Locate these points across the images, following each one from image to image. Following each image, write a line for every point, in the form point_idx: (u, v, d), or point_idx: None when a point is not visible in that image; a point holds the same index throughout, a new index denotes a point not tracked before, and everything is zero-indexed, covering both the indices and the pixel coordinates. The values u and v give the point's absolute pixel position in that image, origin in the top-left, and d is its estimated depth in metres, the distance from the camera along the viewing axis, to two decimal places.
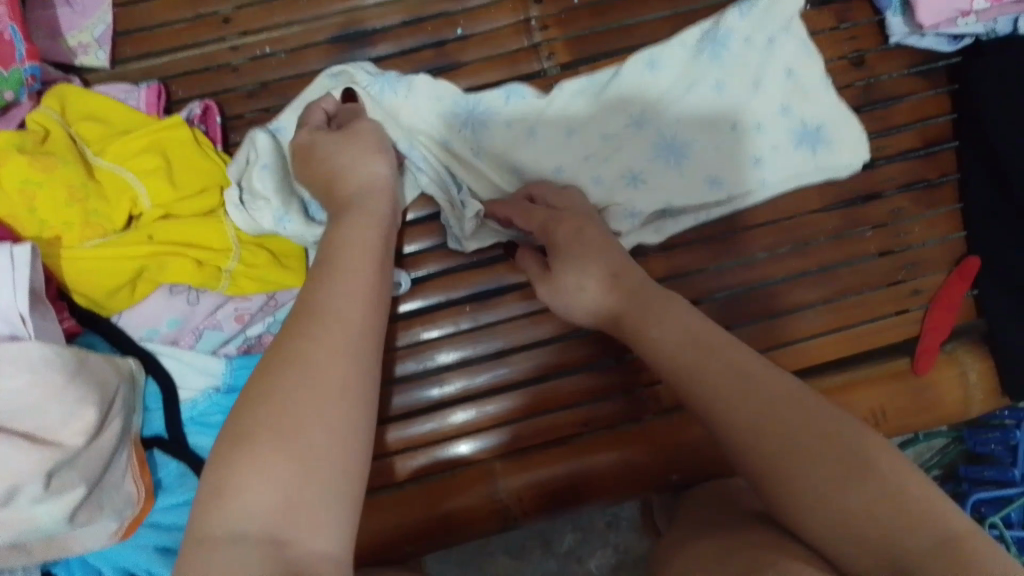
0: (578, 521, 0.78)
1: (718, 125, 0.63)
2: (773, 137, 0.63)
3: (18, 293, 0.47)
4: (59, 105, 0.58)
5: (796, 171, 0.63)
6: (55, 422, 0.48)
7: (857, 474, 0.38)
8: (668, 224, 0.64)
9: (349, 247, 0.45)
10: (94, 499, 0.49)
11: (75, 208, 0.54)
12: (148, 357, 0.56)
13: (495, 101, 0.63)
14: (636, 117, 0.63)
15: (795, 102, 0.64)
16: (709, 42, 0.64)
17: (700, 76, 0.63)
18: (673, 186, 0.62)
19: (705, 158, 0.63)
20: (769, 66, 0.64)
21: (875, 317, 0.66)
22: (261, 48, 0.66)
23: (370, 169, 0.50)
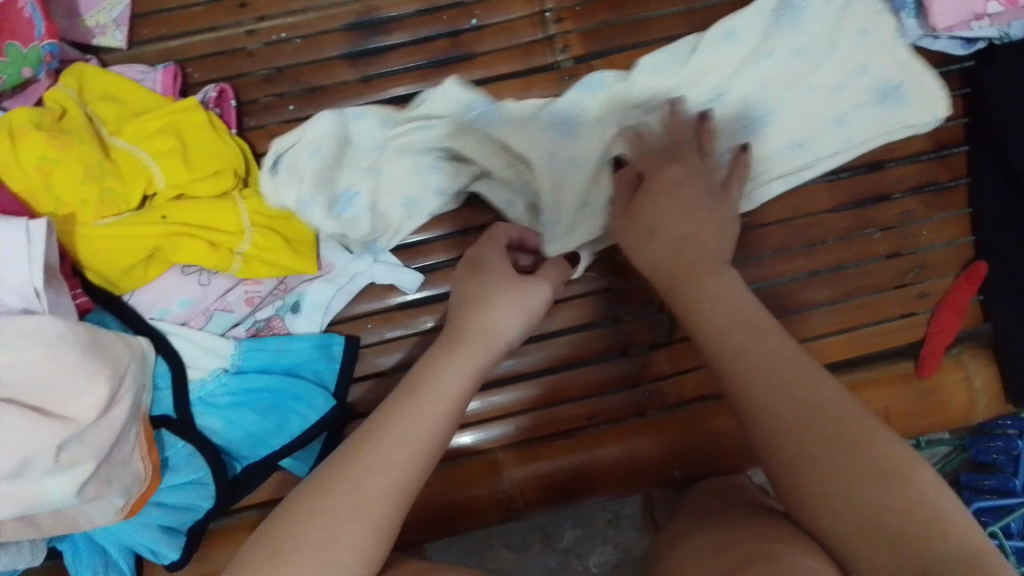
0: (579, 518, 0.78)
1: (800, 90, 0.64)
2: (854, 97, 0.63)
3: (33, 268, 0.47)
4: (76, 83, 0.59)
5: (879, 130, 0.63)
6: (66, 395, 0.47)
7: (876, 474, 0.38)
8: (758, 192, 0.63)
9: (443, 390, 0.44)
10: (103, 475, 0.49)
11: (90, 186, 0.54)
12: (159, 335, 0.56)
13: (579, 100, 0.62)
14: (714, 91, 0.63)
15: (872, 59, 0.64)
16: (788, 7, 0.64)
17: (779, 44, 0.64)
18: (758, 157, 0.63)
19: (792, 124, 0.63)
20: (843, 30, 0.64)
21: (882, 319, 0.66)
22: (277, 34, 0.66)
23: (493, 311, 0.48)
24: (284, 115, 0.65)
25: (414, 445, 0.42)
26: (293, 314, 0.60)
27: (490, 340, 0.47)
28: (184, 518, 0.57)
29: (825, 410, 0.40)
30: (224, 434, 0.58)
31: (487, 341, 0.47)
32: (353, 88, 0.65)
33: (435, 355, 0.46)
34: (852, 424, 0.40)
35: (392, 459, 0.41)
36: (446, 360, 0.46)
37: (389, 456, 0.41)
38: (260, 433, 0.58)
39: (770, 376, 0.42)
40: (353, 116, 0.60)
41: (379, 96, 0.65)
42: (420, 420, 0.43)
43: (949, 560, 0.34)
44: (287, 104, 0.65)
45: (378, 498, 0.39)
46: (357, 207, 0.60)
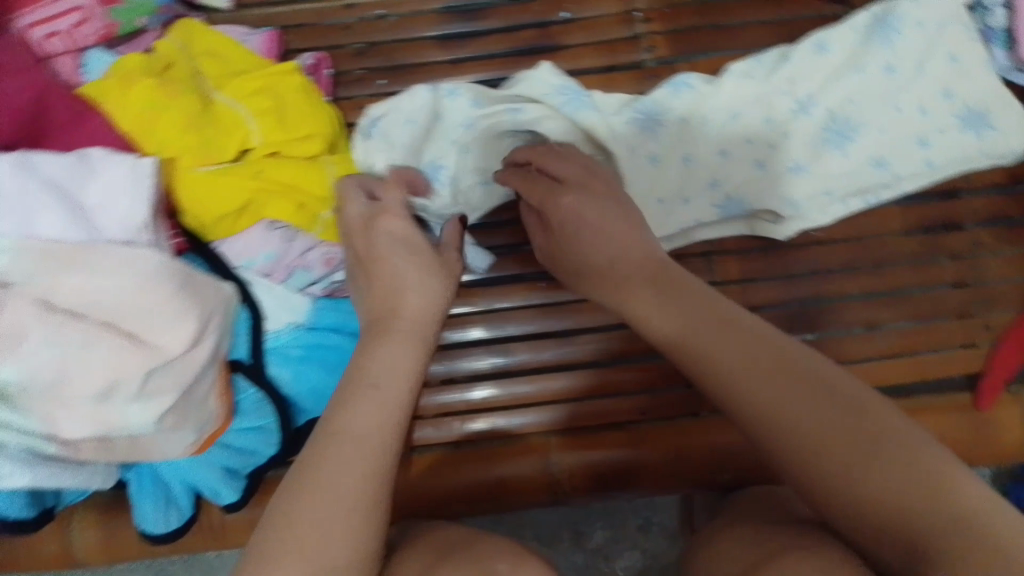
0: (612, 519, 0.80)
1: (883, 109, 0.66)
2: (937, 120, 0.66)
3: (138, 204, 0.49)
4: (185, 37, 0.61)
5: (959, 154, 0.66)
6: (159, 326, 0.50)
7: (861, 456, 0.37)
8: (833, 207, 0.66)
9: (390, 370, 0.45)
10: (181, 409, 0.52)
11: (193, 134, 0.56)
12: (242, 284, 0.59)
13: (666, 98, 0.66)
14: (802, 101, 0.67)
15: (957, 85, 0.66)
16: (882, 26, 0.67)
17: (870, 62, 0.67)
18: (837, 169, 0.66)
19: (872, 142, 0.66)
20: (932, 53, 0.67)
21: (942, 347, 0.66)
22: (376, 10, 0.68)
23: (429, 282, 0.51)
24: (373, 89, 0.67)
25: (374, 436, 0.42)
26: None
27: (420, 323, 0.49)
28: (245, 462, 0.59)
29: (785, 388, 0.39)
30: (291, 386, 0.60)
31: (423, 321, 0.49)
32: (442, 69, 0.67)
33: (377, 342, 0.47)
34: (816, 409, 0.38)
35: (355, 456, 0.40)
36: (391, 346, 0.47)
37: (350, 450, 0.41)
38: (325, 390, 0.60)
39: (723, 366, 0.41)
40: (447, 93, 0.64)
41: (465, 78, 0.67)
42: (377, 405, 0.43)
43: (936, 523, 0.34)
44: (377, 78, 0.67)
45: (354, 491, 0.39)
46: (442, 179, 0.63)
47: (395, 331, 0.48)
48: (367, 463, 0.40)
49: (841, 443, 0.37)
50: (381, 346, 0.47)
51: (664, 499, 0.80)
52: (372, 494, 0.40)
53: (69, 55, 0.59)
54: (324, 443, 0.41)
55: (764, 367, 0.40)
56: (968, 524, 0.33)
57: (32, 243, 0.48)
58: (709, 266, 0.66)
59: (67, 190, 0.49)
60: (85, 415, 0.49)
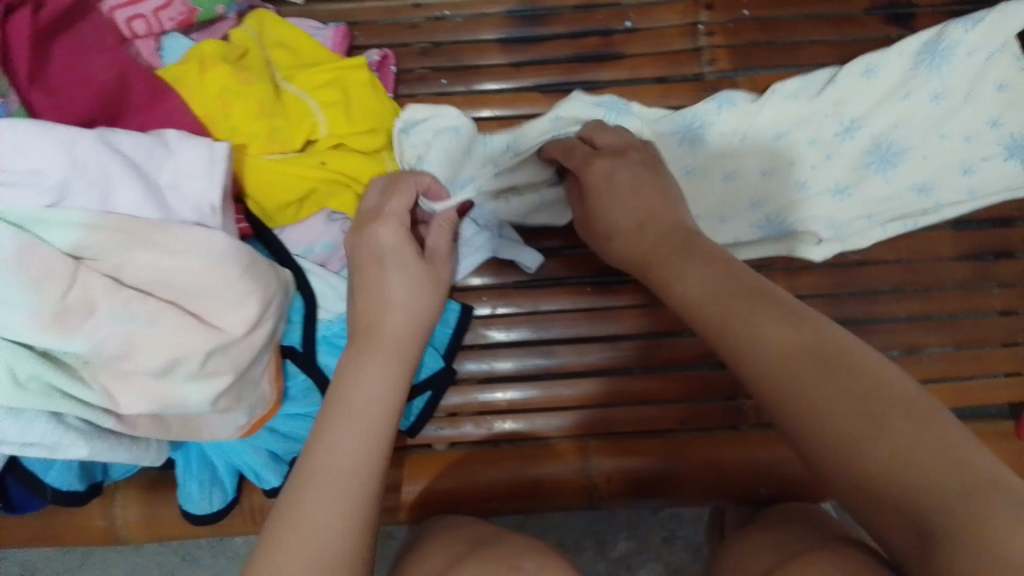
0: (637, 529, 0.80)
1: (927, 136, 0.66)
2: (982, 148, 0.65)
3: (213, 186, 0.50)
4: (258, 27, 0.64)
5: (1004, 184, 0.65)
6: (222, 308, 0.51)
7: (864, 429, 0.35)
8: (874, 232, 0.65)
9: (367, 389, 0.46)
10: (235, 391, 0.53)
11: (265, 122, 0.57)
12: (299, 271, 0.59)
13: (708, 112, 0.66)
14: (847, 123, 0.66)
15: (1005, 114, 0.65)
16: (930, 53, 0.66)
17: (917, 87, 0.66)
18: (879, 194, 0.65)
19: (916, 168, 0.65)
20: (982, 81, 0.66)
21: (987, 374, 0.66)
22: (442, 11, 0.69)
23: (411, 295, 0.51)
24: (436, 88, 0.68)
25: (357, 454, 0.44)
26: None
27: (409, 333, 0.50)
28: (289, 448, 0.60)
29: (786, 367, 0.39)
30: None
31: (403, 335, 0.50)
32: (503, 71, 0.68)
33: (357, 359, 0.48)
34: (826, 387, 0.37)
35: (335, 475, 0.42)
36: (370, 363, 0.48)
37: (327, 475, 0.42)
38: None
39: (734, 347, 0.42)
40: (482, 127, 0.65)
41: (526, 82, 0.68)
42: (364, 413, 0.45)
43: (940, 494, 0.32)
44: (440, 78, 0.68)
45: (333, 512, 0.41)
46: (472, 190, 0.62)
47: (381, 344, 0.49)
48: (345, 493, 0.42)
49: (845, 417, 0.36)
50: (360, 364, 0.48)
51: (691, 512, 0.80)
52: (349, 514, 0.41)
53: (148, 39, 0.59)
54: (299, 485, 0.42)
55: (779, 347, 0.40)
56: (973, 492, 0.32)
57: (108, 216, 0.48)
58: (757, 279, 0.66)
59: (143, 167, 0.50)
60: (145, 391, 0.49)
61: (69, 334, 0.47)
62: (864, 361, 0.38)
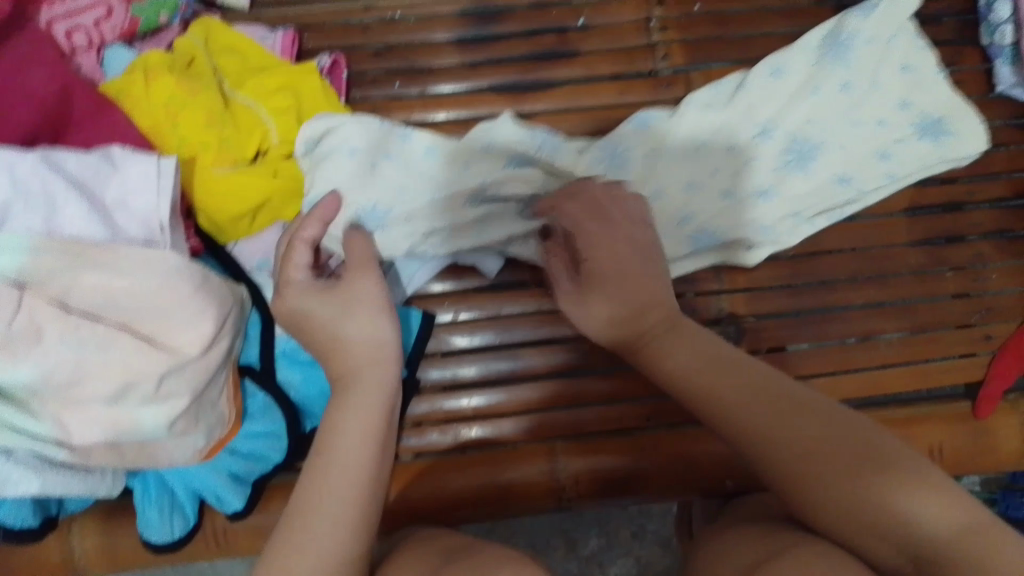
0: (605, 526, 0.80)
1: (842, 125, 0.66)
2: (896, 131, 0.66)
3: (160, 201, 0.48)
4: (204, 33, 0.61)
5: (920, 162, 0.65)
6: (176, 328, 0.49)
7: (846, 471, 0.42)
8: (803, 227, 0.65)
9: (346, 423, 0.47)
10: (192, 413, 0.51)
11: (213, 132, 0.55)
12: (253, 287, 0.58)
13: (624, 135, 0.64)
14: (762, 125, 0.65)
15: (912, 94, 0.66)
16: (833, 44, 0.66)
17: (826, 80, 0.66)
18: (804, 190, 0.64)
19: (836, 159, 0.65)
20: (886, 65, 0.66)
21: (944, 355, 0.67)
22: (391, 12, 0.68)
23: (352, 324, 0.50)
24: (389, 91, 0.67)
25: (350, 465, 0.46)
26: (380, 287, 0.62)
27: (369, 358, 0.49)
28: (253, 470, 0.59)
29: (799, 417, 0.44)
30: (301, 389, 0.60)
31: (364, 361, 0.49)
32: (457, 72, 0.67)
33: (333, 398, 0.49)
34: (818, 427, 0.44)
35: (324, 497, 0.44)
36: (345, 402, 0.48)
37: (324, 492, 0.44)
38: None
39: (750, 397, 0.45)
40: (402, 135, 0.61)
41: (482, 83, 0.67)
42: (350, 433, 0.47)
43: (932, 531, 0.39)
44: (394, 79, 0.67)
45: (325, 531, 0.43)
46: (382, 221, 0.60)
47: (362, 385, 0.48)
48: (339, 507, 0.44)
49: (839, 461, 0.42)
50: (340, 416, 0.47)
51: (660, 507, 0.81)
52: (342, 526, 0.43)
53: (89, 50, 0.58)
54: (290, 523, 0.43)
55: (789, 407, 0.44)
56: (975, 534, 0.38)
57: (52, 240, 0.47)
58: (716, 275, 0.67)
59: (88, 187, 0.48)
60: (99, 419, 0.48)
61: (15, 360, 0.45)
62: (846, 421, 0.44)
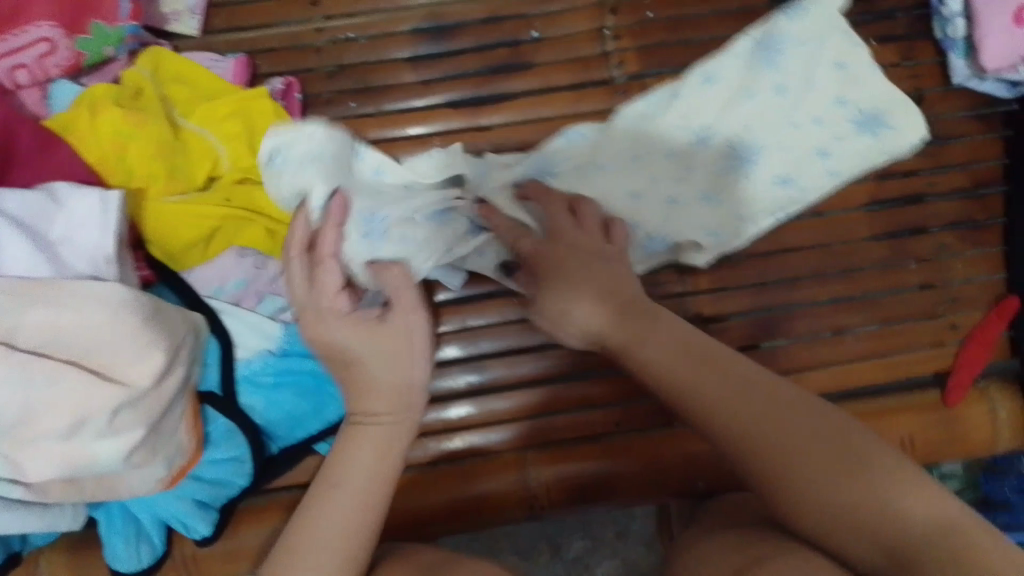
0: (589, 529, 0.80)
1: (779, 128, 0.65)
2: (834, 130, 0.65)
3: (104, 235, 0.49)
4: (152, 64, 0.61)
5: (861, 159, 0.65)
6: (125, 362, 0.49)
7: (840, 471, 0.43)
8: (750, 230, 0.65)
9: (367, 455, 0.52)
10: (149, 444, 0.51)
11: (161, 163, 0.56)
12: (212, 314, 0.58)
13: (559, 150, 0.64)
14: (699, 132, 0.65)
15: (847, 91, 0.65)
16: (764, 48, 0.66)
17: (758, 84, 0.66)
18: (747, 194, 0.65)
19: (776, 161, 0.65)
20: (820, 64, 0.66)
21: (912, 348, 0.67)
22: (344, 33, 0.68)
23: (405, 370, 0.55)
24: (345, 112, 0.67)
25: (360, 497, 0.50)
26: None
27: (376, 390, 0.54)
28: (218, 494, 0.59)
29: (784, 415, 0.46)
30: (265, 413, 0.60)
31: (398, 395, 0.54)
32: (412, 89, 0.67)
33: (354, 433, 0.53)
34: (800, 428, 0.45)
35: (329, 522, 0.48)
36: (361, 440, 0.52)
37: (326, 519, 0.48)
38: (298, 417, 0.60)
39: (737, 391, 0.47)
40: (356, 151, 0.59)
41: (437, 99, 0.67)
42: (367, 466, 0.51)
43: (912, 532, 0.40)
44: (348, 101, 0.67)
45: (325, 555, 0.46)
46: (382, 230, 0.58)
47: (382, 419, 0.53)
48: (346, 535, 0.47)
49: (820, 462, 0.44)
50: (355, 446, 0.52)
51: (643, 507, 0.80)
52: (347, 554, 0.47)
53: (33, 87, 0.59)
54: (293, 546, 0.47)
55: (770, 406, 0.46)
56: (950, 533, 0.39)
57: (2, 282, 0.48)
58: (679, 278, 0.66)
59: (33, 225, 0.49)
60: (54, 456, 0.48)
61: None
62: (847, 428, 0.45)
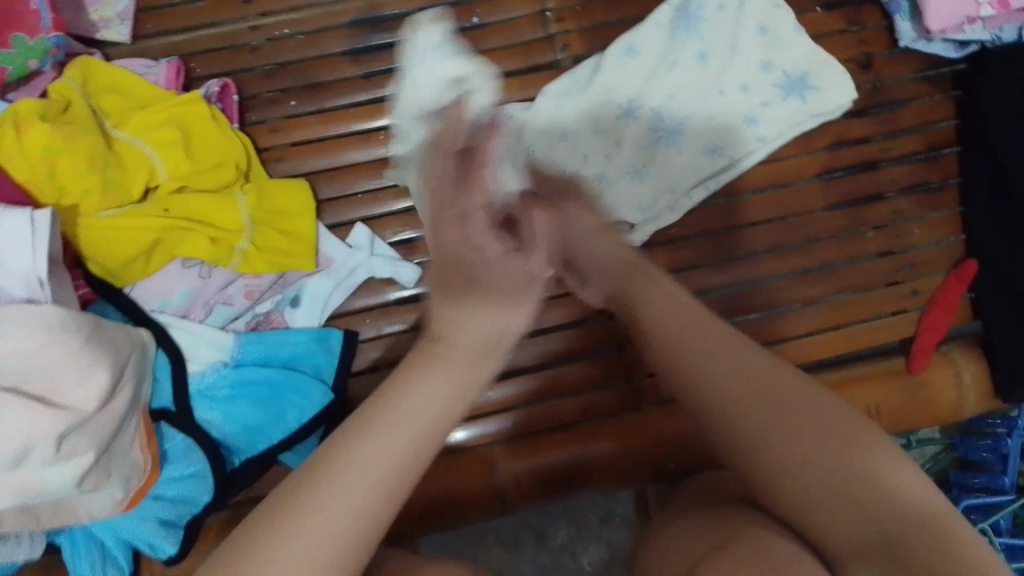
0: (573, 517, 0.77)
1: (705, 96, 0.66)
2: (760, 94, 0.66)
3: (37, 255, 0.48)
4: (81, 75, 0.60)
5: (788, 122, 0.66)
6: (69, 385, 0.48)
7: (825, 442, 0.41)
8: (681, 202, 0.66)
9: (422, 408, 0.39)
10: (103, 466, 0.50)
11: (94, 177, 0.55)
12: (159, 328, 0.58)
13: None
14: (626, 104, 0.66)
15: (772, 55, 0.67)
16: (684, 17, 0.67)
17: (682, 53, 0.67)
18: (675, 166, 0.65)
19: (703, 132, 0.66)
20: (742, 29, 0.67)
21: (874, 316, 0.67)
22: (280, 30, 0.66)
23: (476, 321, 0.43)
24: (285, 110, 0.65)
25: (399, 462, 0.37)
26: (293, 307, 0.62)
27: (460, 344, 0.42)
28: (182, 511, 0.57)
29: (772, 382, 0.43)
30: (222, 426, 0.59)
31: (473, 353, 0.42)
32: (354, 83, 0.65)
33: (415, 367, 0.41)
34: (789, 394, 0.43)
35: (349, 487, 0.36)
36: (420, 377, 0.41)
37: (347, 478, 0.36)
38: (259, 425, 0.59)
39: (719, 346, 0.45)
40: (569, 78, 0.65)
41: (381, 91, 0.65)
42: (410, 427, 0.38)
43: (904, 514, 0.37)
44: (290, 100, 0.65)
45: (335, 526, 0.35)
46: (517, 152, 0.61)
47: (443, 364, 0.41)
48: (364, 508, 0.36)
49: (814, 431, 0.41)
50: (421, 381, 0.40)
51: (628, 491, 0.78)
52: (356, 538, 0.35)
53: None
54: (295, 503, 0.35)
55: (760, 367, 0.44)
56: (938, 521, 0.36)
57: None
58: None
59: None
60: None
61: None
62: (824, 399, 0.42)
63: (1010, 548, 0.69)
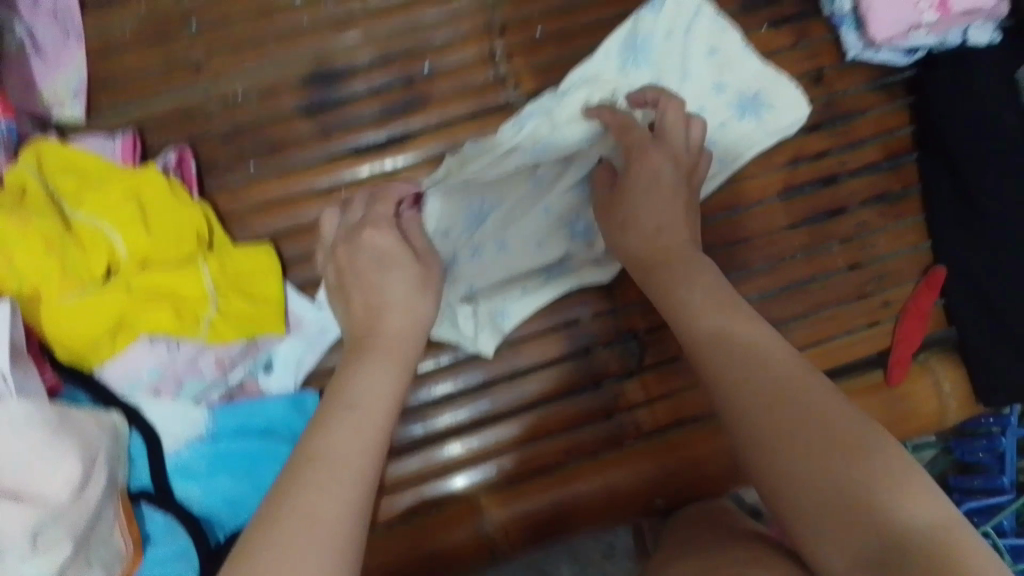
0: (574, 551, 0.76)
1: None
2: (716, 117, 0.67)
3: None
4: (37, 157, 0.59)
5: (746, 143, 0.67)
6: (40, 478, 0.48)
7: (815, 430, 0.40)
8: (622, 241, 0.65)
9: (364, 397, 0.45)
10: (81, 555, 0.48)
11: (54, 262, 0.55)
12: (130, 408, 0.58)
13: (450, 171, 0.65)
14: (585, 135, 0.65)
15: (724, 76, 0.67)
16: (632, 48, 0.67)
17: (637, 81, 0.67)
18: None
19: None
20: (692, 53, 0.67)
21: (849, 330, 0.67)
22: (233, 94, 0.66)
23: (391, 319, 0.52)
24: (245, 174, 0.65)
25: (359, 454, 0.42)
26: (265, 372, 0.63)
27: (403, 340, 0.51)
28: None
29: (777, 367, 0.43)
30: (203, 501, 0.59)
31: (401, 351, 0.50)
32: (312, 141, 0.65)
33: (354, 366, 0.48)
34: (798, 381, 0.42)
35: (330, 478, 0.39)
36: (365, 373, 0.47)
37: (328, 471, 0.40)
38: (239, 497, 0.59)
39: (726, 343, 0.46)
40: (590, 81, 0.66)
41: (338, 148, 0.66)
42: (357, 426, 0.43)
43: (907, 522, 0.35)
44: (248, 163, 0.65)
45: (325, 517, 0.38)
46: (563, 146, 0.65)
47: (376, 359, 0.49)
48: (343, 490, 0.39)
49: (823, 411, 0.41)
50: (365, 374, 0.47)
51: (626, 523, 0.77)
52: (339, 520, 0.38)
53: None
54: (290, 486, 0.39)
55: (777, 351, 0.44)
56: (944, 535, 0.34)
57: None
58: (608, 295, 0.66)
59: None
60: None
61: None
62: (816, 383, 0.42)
63: (1015, 549, 0.70)
